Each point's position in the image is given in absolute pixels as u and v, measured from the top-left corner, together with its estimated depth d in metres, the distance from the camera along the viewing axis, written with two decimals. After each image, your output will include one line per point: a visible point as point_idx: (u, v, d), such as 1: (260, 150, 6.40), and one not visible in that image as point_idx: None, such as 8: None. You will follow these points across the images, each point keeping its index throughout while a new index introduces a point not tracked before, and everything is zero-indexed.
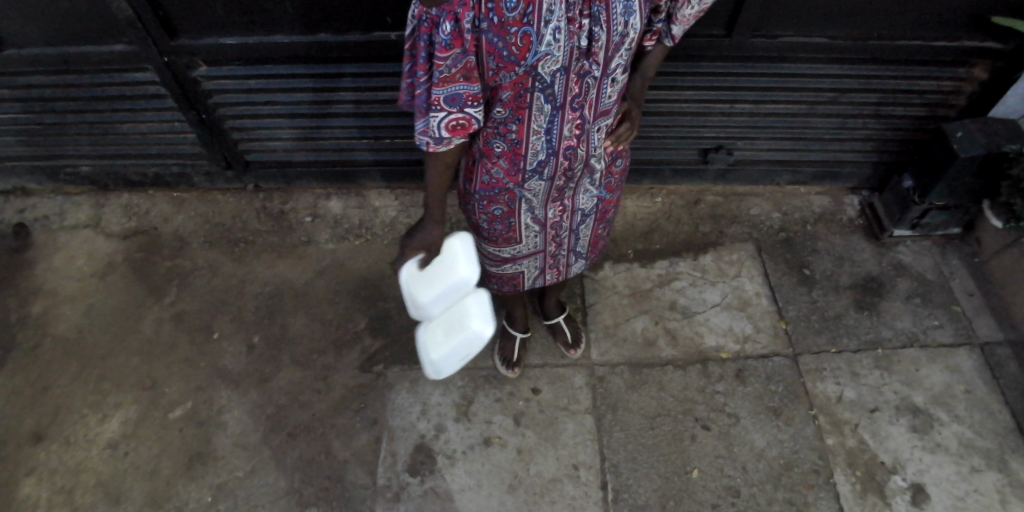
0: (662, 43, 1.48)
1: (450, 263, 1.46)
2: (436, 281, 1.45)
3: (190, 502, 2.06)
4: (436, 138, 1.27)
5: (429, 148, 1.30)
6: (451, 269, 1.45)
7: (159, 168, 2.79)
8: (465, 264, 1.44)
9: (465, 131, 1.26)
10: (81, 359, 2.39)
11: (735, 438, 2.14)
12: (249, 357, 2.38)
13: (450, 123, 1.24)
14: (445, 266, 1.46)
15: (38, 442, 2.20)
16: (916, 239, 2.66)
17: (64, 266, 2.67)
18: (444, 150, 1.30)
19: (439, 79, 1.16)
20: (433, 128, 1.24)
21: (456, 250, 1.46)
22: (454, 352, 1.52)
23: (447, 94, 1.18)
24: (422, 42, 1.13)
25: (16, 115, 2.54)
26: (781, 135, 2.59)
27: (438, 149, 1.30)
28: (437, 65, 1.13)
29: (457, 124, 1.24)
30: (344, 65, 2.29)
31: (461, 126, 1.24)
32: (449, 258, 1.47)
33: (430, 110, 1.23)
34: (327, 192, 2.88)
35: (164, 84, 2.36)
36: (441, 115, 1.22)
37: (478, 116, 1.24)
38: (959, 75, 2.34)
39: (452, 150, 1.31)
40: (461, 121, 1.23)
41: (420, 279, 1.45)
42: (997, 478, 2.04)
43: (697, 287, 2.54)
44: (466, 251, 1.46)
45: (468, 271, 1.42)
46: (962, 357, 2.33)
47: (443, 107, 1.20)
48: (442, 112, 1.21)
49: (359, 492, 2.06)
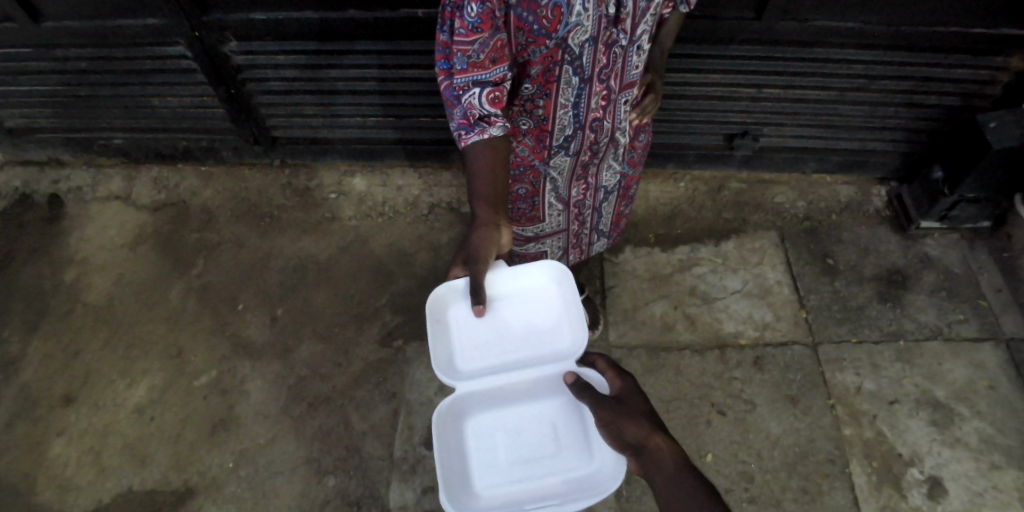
0: (677, 10, 1.44)
1: (528, 304, 1.62)
2: (495, 329, 1.61)
3: (213, 467, 2.12)
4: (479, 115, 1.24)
5: (462, 142, 1.29)
6: (535, 303, 1.62)
7: (188, 142, 2.84)
8: (554, 298, 1.63)
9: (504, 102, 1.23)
10: (111, 326, 2.47)
11: (751, 425, 2.14)
12: (272, 329, 2.43)
13: (490, 97, 1.21)
14: (520, 307, 1.61)
15: (69, 404, 2.28)
16: (945, 232, 2.61)
17: (96, 235, 2.74)
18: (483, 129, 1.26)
19: (466, 64, 1.17)
20: (474, 105, 1.23)
21: (536, 285, 1.61)
22: (525, 443, 1.62)
23: (472, 78, 1.19)
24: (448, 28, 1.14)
25: (53, 87, 2.61)
26: (810, 122, 2.56)
27: (468, 142, 1.29)
28: (466, 50, 1.14)
29: (497, 96, 1.21)
30: (370, 43, 2.30)
31: (498, 98, 1.22)
32: (527, 290, 1.61)
33: (467, 89, 1.21)
34: (351, 169, 2.91)
35: (194, 59, 2.40)
36: (478, 92, 1.20)
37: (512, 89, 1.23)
38: (994, 64, 2.27)
39: (488, 139, 1.28)
40: (496, 93, 1.21)
41: (476, 322, 1.59)
42: (1017, 475, 2.02)
43: (718, 274, 2.52)
44: (553, 283, 1.62)
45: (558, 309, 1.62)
46: (987, 351, 2.29)
47: (478, 83, 1.19)
48: (479, 88, 1.20)
49: (376, 464, 2.10)
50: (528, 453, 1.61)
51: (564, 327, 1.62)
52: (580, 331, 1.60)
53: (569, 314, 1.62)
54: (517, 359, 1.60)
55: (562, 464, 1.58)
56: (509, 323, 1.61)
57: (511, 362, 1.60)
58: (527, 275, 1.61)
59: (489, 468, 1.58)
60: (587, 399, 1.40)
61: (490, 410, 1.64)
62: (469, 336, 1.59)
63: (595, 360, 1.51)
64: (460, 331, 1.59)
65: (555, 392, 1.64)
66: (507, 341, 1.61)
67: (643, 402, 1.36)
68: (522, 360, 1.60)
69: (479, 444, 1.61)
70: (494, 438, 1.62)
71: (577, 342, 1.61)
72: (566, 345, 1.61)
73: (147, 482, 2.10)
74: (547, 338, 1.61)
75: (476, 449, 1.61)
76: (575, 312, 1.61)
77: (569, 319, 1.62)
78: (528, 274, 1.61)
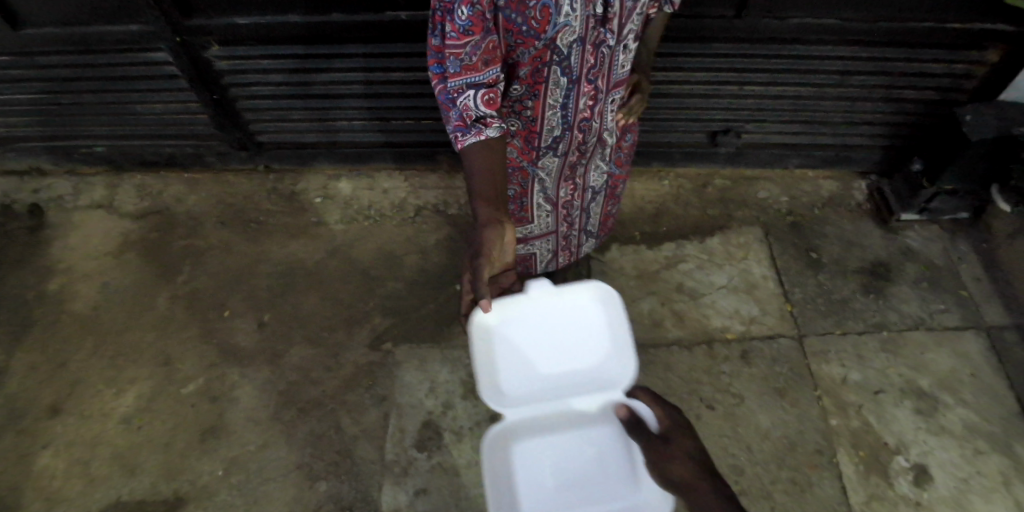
0: (662, 10, 1.45)
1: (574, 327, 1.70)
2: (545, 352, 1.69)
3: (204, 475, 2.10)
4: (474, 117, 1.24)
5: (458, 144, 1.29)
6: (581, 326, 1.70)
7: (172, 148, 2.82)
8: (600, 321, 1.70)
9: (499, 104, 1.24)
10: (96, 336, 2.44)
11: (740, 418, 2.16)
12: (261, 334, 2.42)
13: (485, 98, 1.22)
14: (566, 328, 1.69)
15: (56, 415, 2.25)
16: (925, 224, 2.65)
17: (80, 244, 2.71)
18: (481, 135, 1.26)
19: (459, 67, 1.18)
20: (471, 108, 1.23)
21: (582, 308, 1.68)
22: (572, 469, 1.76)
23: (465, 80, 1.20)
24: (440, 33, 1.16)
25: (33, 95, 2.58)
26: (792, 118, 2.59)
27: (465, 144, 1.29)
28: (457, 52, 1.15)
29: (492, 97, 1.22)
30: (355, 45, 2.30)
31: (492, 99, 1.23)
32: (574, 313, 1.69)
33: (461, 93, 1.22)
34: (338, 173, 2.91)
35: (178, 63, 2.39)
36: (473, 94, 1.21)
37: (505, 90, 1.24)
38: (970, 58, 2.32)
39: (485, 141, 1.27)
40: (490, 95, 1.22)
41: (527, 347, 1.67)
42: (1001, 461, 2.06)
43: (704, 269, 2.55)
44: (598, 306, 1.69)
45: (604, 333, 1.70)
46: (968, 340, 2.33)
47: (471, 86, 1.21)
48: (473, 90, 1.21)
49: (368, 467, 2.10)
50: (577, 479, 1.76)
51: (612, 354, 1.71)
52: (625, 358, 1.69)
53: (616, 338, 1.69)
54: (565, 381, 1.71)
55: (607, 490, 1.75)
56: (555, 342, 1.69)
57: (560, 386, 1.70)
58: (574, 298, 1.67)
59: (540, 491, 1.74)
60: (637, 435, 1.56)
61: (541, 436, 1.77)
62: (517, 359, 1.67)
63: (637, 392, 1.63)
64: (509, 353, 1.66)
65: (599, 422, 1.77)
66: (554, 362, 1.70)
67: (689, 436, 1.49)
68: (569, 384, 1.70)
69: (529, 470, 1.75)
70: (543, 464, 1.75)
71: (623, 370, 1.71)
72: (612, 371, 1.71)
73: (136, 493, 2.08)
74: (594, 363, 1.71)
75: (526, 473, 1.74)
76: (622, 335, 1.68)
77: (615, 346, 1.70)
78: (576, 297, 1.67)
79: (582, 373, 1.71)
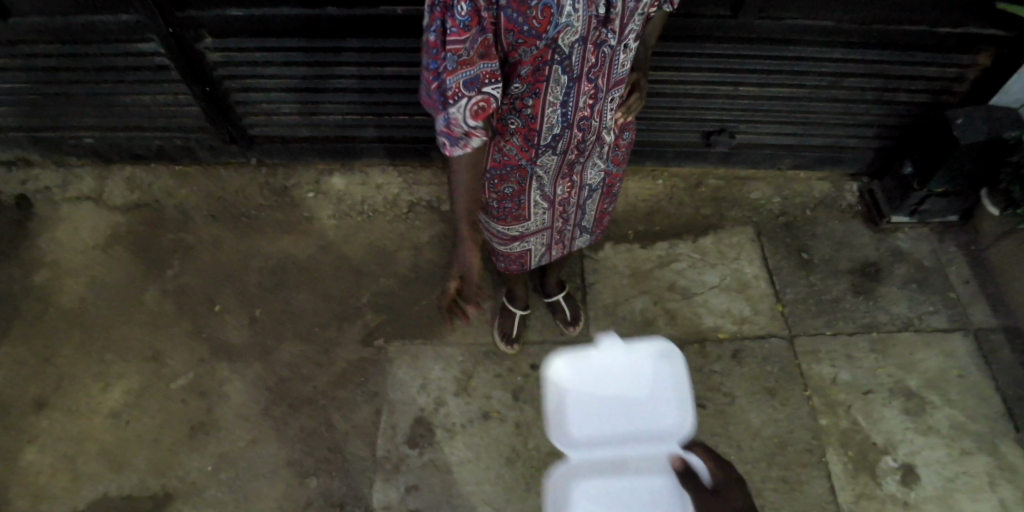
0: (661, 9, 1.44)
1: (635, 380, 1.62)
2: (603, 401, 1.63)
3: (193, 471, 2.09)
4: (462, 130, 1.24)
5: (446, 151, 1.31)
6: (642, 379, 1.63)
7: (163, 141, 2.79)
8: (663, 374, 1.63)
9: (487, 114, 1.23)
10: (84, 330, 2.41)
11: (731, 417, 2.17)
12: (251, 330, 2.40)
13: (474, 108, 1.22)
14: (626, 381, 1.62)
15: (42, 410, 2.22)
16: (915, 226, 2.68)
17: (67, 237, 2.68)
18: (465, 147, 1.28)
19: (455, 64, 1.16)
20: (458, 120, 1.23)
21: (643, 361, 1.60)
22: None
23: (462, 78, 1.18)
24: (436, 30, 1.14)
25: (20, 85, 2.54)
26: (786, 119, 2.60)
27: (453, 153, 1.30)
28: (454, 49, 1.14)
29: (478, 106, 1.22)
30: (351, 39, 2.28)
31: (482, 108, 1.22)
32: (636, 365, 1.61)
33: (450, 102, 1.22)
34: (330, 168, 2.89)
35: (169, 55, 2.36)
36: (462, 103, 1.21)
37: (496, 96, 1.23)
38: (963, 62, 2.34)
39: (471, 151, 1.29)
40: (481, 103, 1.21)
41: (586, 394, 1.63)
42: (987, 461, 2.08)
43: (697, 269, 2.56)
44: (662, 358, 1.61)
45: (664, 385, 1.64)
46: (956, 341, 2.35)
47: (462, 93, 1.19)
48: (462, 99, 1.20)
49: (359, 463, 2.09)
50: None
51: (672, 408, 1.64)
52: (685, 412, 1.63)
53: (677, 391, 1.63)
54: (622, 432, 1.65)
55: None
56: (613, 394, 1.63)
57: (615, 436, 1.65)
58: (636, 351, 1.60)
59: None
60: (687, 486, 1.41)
61: (591, 488, 1.67)
62: (581, 404, 1.64)
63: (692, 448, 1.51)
64: (575, 399, 1.63)
65: (653, 472, 1.66)
66: (619, 411, 1.64)
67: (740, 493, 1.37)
68: (626, 432, 1.65)
69: None
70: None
71: (681, 422, 1.64)
72: (670, 424, 1.64)
73: (124, 488, 2.06)
74: (653, 415, 1.64)
75: None
76: (683, 389, 1.62)
77: (676, 398, 1.63)
78: (641, 349, 1.60)
79: (639, 424, 1.65)
